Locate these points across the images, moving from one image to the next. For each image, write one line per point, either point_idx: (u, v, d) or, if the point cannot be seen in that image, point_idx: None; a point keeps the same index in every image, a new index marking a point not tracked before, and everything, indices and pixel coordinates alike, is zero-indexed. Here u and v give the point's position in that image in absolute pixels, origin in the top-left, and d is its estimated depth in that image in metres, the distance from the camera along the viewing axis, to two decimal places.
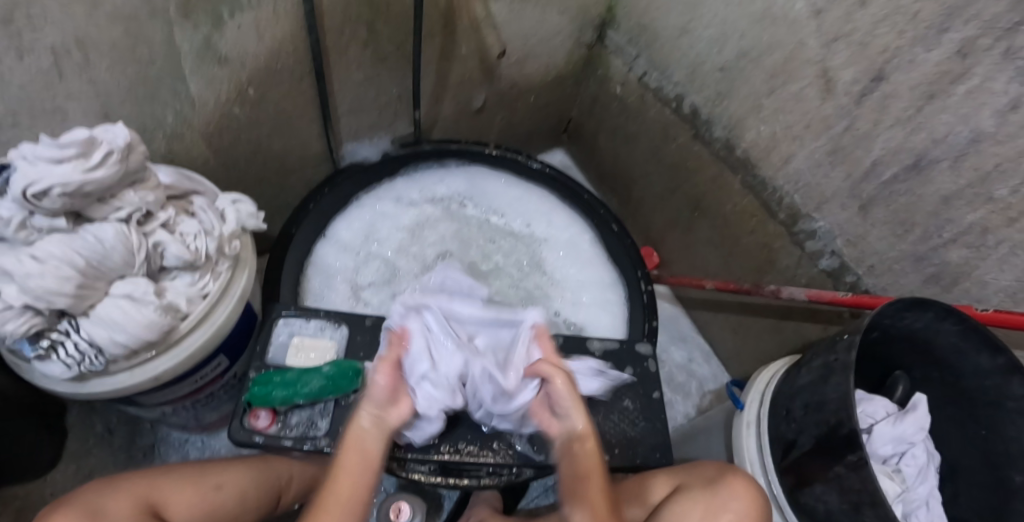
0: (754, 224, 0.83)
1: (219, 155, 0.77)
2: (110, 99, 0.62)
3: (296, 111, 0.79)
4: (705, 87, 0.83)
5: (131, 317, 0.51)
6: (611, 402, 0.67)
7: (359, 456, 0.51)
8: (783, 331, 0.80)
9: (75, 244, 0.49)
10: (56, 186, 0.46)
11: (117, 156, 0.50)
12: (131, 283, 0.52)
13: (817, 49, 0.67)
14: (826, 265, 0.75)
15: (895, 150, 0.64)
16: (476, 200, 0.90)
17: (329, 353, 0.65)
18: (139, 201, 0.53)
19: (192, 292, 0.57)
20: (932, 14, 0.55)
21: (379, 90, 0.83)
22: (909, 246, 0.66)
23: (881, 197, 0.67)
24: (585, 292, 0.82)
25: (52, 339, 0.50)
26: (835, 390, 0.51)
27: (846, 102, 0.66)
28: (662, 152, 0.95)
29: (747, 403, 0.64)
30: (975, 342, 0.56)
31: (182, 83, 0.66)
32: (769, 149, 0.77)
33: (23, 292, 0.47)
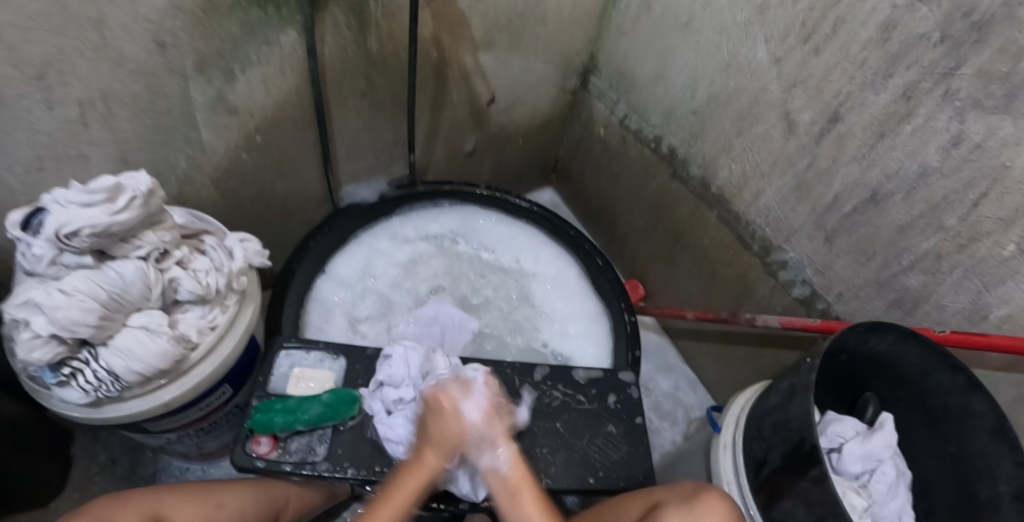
0: (731, 256, 0.87)
1: (226, 198, 0.82)
2: (128, 146, 0.68)
3: (299, 156, 0.85)
4: (680, 129, 0.89)
5: (147, 347, 0.55)
6: (595, 428, 0.70)
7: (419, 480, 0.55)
8: (762, 358, 0.84)
9: (99, 279, 0.53)
10: (85, 228, 0.51)
11: (140, 200, 0.54)
12: (148, 315, 0.57)
13: (778, 94, 0.73)
14: (799, 293, 0.79)
15: (852, 184, 0.69)
16: (467, 237, 0.95)
17: (325, 383, 0.68)
18: (157, 241, 0.58)
19: (202, 324, 0.61)
20: (878, 61, 0.61)
21: (376, 136, 0.90)
22: (872, 273, 0.70)
23: (843, 228, 0.72)
24: (571, 323, 0.86)
25: (72, 367, 0.54)
26: (800, 408, 0.54)
27: (806, 141, 0.72)
28: (644, 190, 1.00)
29: (724, 426, 0.67)
30: (936, 361, 0.60)
31: (195, 130, 0.72)
32: (740, 185, 0.83)
33: (51, 323, 0.51)
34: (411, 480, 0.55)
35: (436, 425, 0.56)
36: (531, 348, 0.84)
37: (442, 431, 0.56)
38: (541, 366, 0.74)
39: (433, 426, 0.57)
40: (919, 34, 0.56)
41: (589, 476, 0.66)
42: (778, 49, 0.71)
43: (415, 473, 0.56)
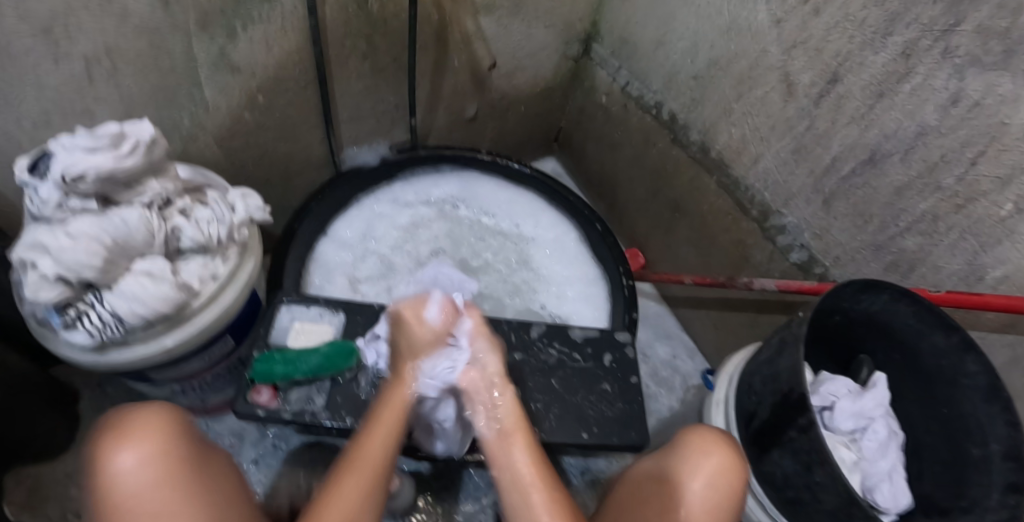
0: (731, 222, 0.86)
1: (229, 158, 0.83)
2: (133, 103, 0.70)
3: (300, 118, 0.86)
4: (680, 95, 0.89)
5: (149, 291, 0.56)
6: (590, 385, 0.72)
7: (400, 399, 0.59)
8: (759, 324, 0.84)
9: (103, 223, 0.55)
10: (90, 170, 0.53)
11: (143, 148, 0.57)
12: (150, 261, 0.58)
13: (778, 56, 0.73)
14: (797, 258, 0.78)
15: (851, 146, 0.69)
16: (468, 202, 0.95)
17: (325, 335, 0.71)
18: (161, 189, 0.60)
19: (203, 273, 0.63)
20: (877, 20, 0.61)
21: (377, 100, 0.90)
22: (869, 236, 0.70)
23: (841, 191, 0.71)
24: (570, 287, 0.87)
25: (78, 309, 0.56)
26: (788, 360, 0.55)
27: (805, 103, 0.72)
28: (643, 158, 0.99)
29: (719, 384, 0.68)
30: (930, 322, 0.60)
31: (199, 88, 0.73)
32: (739, 150, 0.82)
33: (57, 265, 0.53)
34: (398, 391, 0.59)
35: (409, 333, 0.63)
36: (529, 309, 0.85)
37: (417, 336, 0.63)
38: (538, 325, 0.76)
39: (408, 341, 0.63)
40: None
41: (583, 430, 0.68)
42: (779, 10, 0.71)
43: (399, 388, 0.60)
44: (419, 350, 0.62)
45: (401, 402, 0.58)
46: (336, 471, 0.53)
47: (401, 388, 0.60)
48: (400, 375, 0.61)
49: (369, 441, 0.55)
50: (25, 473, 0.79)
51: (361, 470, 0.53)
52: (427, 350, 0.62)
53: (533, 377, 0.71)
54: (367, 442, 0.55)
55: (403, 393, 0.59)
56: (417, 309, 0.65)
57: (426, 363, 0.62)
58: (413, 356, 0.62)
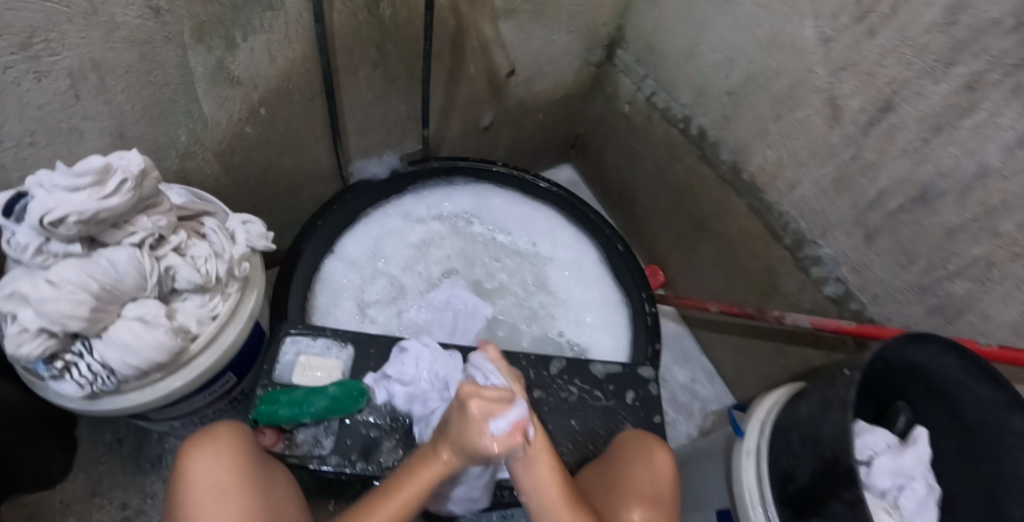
0: (760, 247, 0.83)
1: (230, 173, 0.78)
2: (124, 120, 0.64)
3: (307, 130, 0.80)
4: (711, 110, 0.84)
5: (142, 340, 0.52)
6: (611, 424, 0.69)
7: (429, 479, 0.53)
8: (786, 355, 0.81)
9: (90, 268, 0.50)
10: (71, 215, 0.47)
11: (131, 184, 0.51)
12: (143, 306, 0.54)
13: (824, 77, 0.67)
14: (831, 291, 0.75)
15: (900, 181, 0.64)
16: (482, 217, 0.90)
17: (334, 371, 0.66)
18: (152, 226, 0.54)
19: (201, 314, 0.58)
20: (940, 47, 0.55)
21: (388, 110, 0.84)
22: (913, 276, 0.66)
23: (886, 227, 0.67)
24: (589, 312, 0.83)
25: (66, 360, 0.52)
26: (834, 426, 0.52)
27: (852, 130, 0.66)
28: (667, 172, 0.95)
29: (748, 432, 0.65)
30: (977, 376, 0.57)
31: (196, 104, 0.67)
32: (774, 174, 0.77)
33: (39, 316, 0.49)
34: (419, 480, 0.53)
35: (465, 436, 0.52)
36: (547, 337, 0.81)
37: (470, 436, 0.52)
38: (557, 359, 0.72)
39: (455, 428, 0.53)
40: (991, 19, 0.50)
41: None
42: (828, 27, 0.64)
43: (429, 466, 0.53)
44: (467, 453, 0.53)
45: (419, 485, 0.52)
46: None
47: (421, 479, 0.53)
48: (433, 455, 0.54)
49: (373, 513, 0.51)
50: (23, 502, 0.76)
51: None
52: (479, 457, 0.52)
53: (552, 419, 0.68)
54: (367, 516, 0.51)
55: (429, 472, 0.53)
56: (486, 408, 0.53)
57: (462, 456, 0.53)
58: (445, 444, 0.53)
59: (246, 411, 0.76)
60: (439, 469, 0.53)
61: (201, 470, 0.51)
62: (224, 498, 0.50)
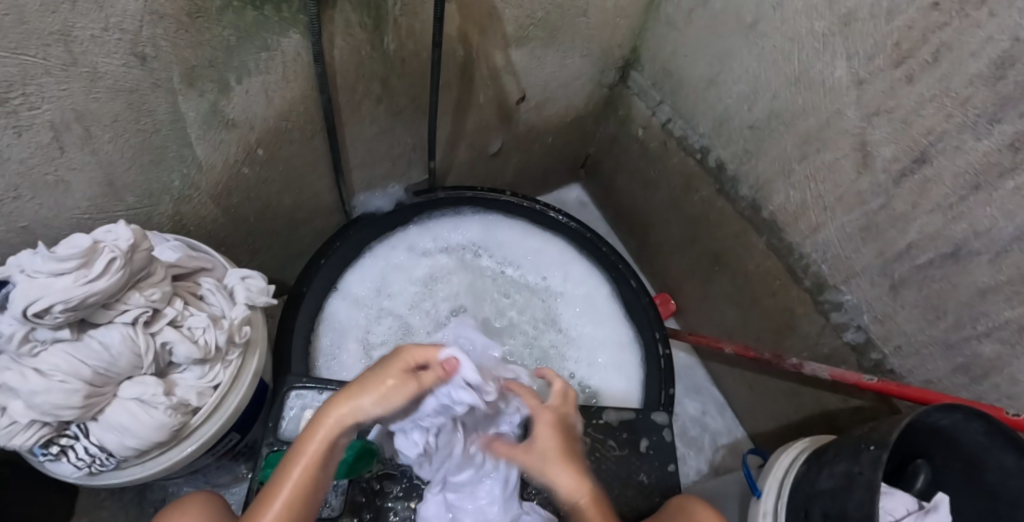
0: (778, 286, 0.81)
1: (227, 213, 0.74)
2: (113, 168, 0.60)
3: (308, 168, 0.76)
4: (732, 144, 0.80)
5: (141, 422, 0.50)
6: (627, 474, 0.64)
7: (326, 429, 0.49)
8: (801, 396, 0.80)
9: (80, 353, 0.47)
10: (57, 303, 0.44)
11: (120, 262, 0.46)
12: (139, 385, 0.50)
13: (856, 121, 0.62)
14: (851, 338, 0.73)
15: (931, 235, 0.61)
16: (491, 250, 0.86)
17: None
18: (145, 302, 0.50)
19: (202, 386, 0.54)
20: (984, 102, 0.50)
21: (393, 142, 0.80)
22: (939, 332, 0.64)
23: (914, 280, 0.64)
24: (601, 353, 0.80)
25: (61, 445, 0.49)
26: (859, 507, 0.50)
27: (883, 180, 0.62)
28: (683, 203, 0.92)
29: (765, 493, 0.63)
30: (1003, 444, 0.56)
31: (189, 148, 0.63)
32: (797, 215, 0.74)
33: (30, 408, 0.46)
34: (327, 428, 0.49)
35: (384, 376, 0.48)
36: None
37: (393, 369, 0.49)
38: (571, 404, 0.68)
39: (373, 388, 0.48)
40: None
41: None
42: (863, 69, 0.59)
43: (337, 411, 0.49)
44: (380, 397, 0.48)
45: (328, 433, 0.49)
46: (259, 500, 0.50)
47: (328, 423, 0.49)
48: (343, 399, 0.49)
49: (288, 478, 0.49)
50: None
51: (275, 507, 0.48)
52: (381, 391, 0.48)
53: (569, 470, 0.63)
54: (284, 482, 0.49)
55: (339, 421, 0.49)
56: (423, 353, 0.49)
57: (373, 409, 0.48)
58: (355, 400, 0.48)
59: (251, 459, 0.74)
60: (349, 415, 0.48)
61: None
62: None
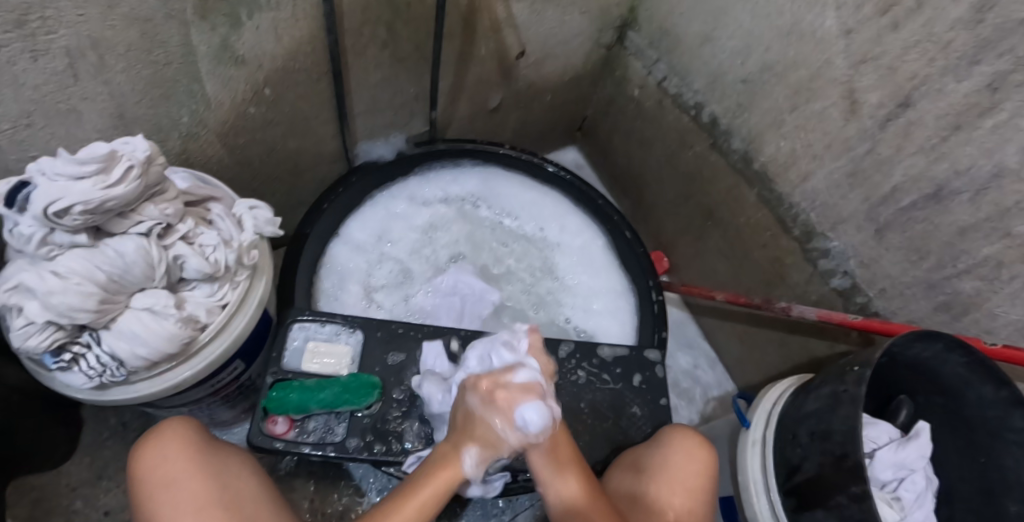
0: (768, 237, 0.84)
1: (233, 154, 0.76)
2: (123, 100, 0.60)
3: (313, 112, 0.78)
4: (725, 98, 0.83)
5: (151, 331, 0.51)
6: (619, 409, 0.66)
7: (439, 486, 0.45)
8: (789, 344, 0.83)
9: (96, 259, 0.49)
10: (77, 204, 0.45)
11: (137, 170, 0.48)
12: (151, 296, 0.52)
13: (844, 69, 0.64)
14: (838, 284, 0.76)
15: (915, 178, 0.62)
16: (489, 201, 0.90)
17: (344, 358, 0.65)
18: (160, 215, 0.52)
19: (211, 303, 0.56)
20: (965, 45, 0.52)
21: (396, 91, 0.82)
22: (922, 273, 0.66)
23: (897, 223, 0.67)
24: (596, 300, 0.83)
25: (73, 353, 0.50)
26: (842, 421, 0.52)
27: (869, 125, 0.64)
28: (677, 158, 0.95)
29: (754, 422, 0.66)
30: (981, 374, 0.57)
31: (198, 84, 0.64)
32: (787, 165, 0.77)
33: (46, 309, 0.47)
34: (435, 482, 0.45)
35: (491, 425, 0.43)
36: (554, 323, 0.82)
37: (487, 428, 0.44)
38: (565, 341, 0.69)
39: (468, 440, 0.45)
40: (1020, 19, 0.47)
41: (607, 449, 0.64)
42: (850, 19, 0.61)
43: (442, 470, 0.46)
44: (492, 446, 0.44)
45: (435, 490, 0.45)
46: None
47: (431, 481, 0.46)
48: (452, 455, 0.46)
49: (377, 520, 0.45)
50: (28, 486, 0.75)
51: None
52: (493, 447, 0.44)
53: (554, 401, 0.65)
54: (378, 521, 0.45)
55: (444, 480, 0.45)
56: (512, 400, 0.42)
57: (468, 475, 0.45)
58: (453, 469, 0.45)
59: (254, 395, 0.76)
60: (455, 475, 0.45)
61: (158, 471, 0.51)
62: (188, 482, 0.51)
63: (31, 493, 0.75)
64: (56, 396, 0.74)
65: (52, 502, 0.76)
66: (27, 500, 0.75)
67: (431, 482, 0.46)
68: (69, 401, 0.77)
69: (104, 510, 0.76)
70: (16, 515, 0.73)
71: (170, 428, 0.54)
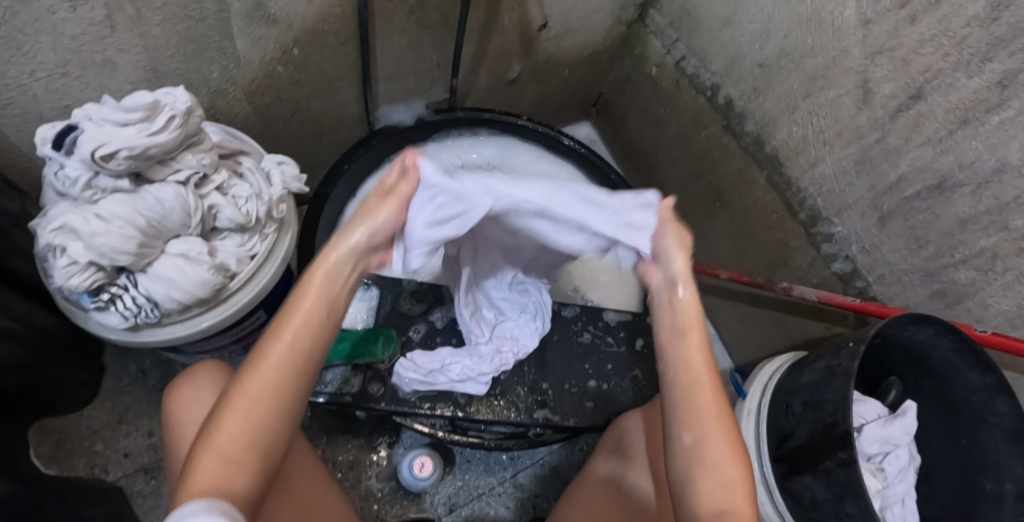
0: (775, 220, 0.87)
1: (259, 113, 0.77)
2: (158, 54, 0.61)
3: (338, 75, 0.79)
4: (741, 81, 0.84)
5: (186, 275, 0.53)
6: (621, 372, 0.72)
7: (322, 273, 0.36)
8: (788, 324, 0.87)
9: (137, 205, 0.50)
10: (123, 149, 0.47)
11: (179, 120, 0.50)
12: (186, 243, 0.53)
13: (859, 59, 0.66)
14: (839, 268, 0.79)
15: (920, 168, 0.64)
16: (504, 170, 0.94)
17: (359, 313, 0.71)
18: (197, 164, 0.54)
19: (241, 253, 0.58)
20: (979, 42, 0.53)
21: (419, 57, 0.83)
22: (920, 261, 0.69)
23: (900, 212, 0.69)
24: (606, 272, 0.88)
25: (111, 293, 0.51)
26: (834, 391, 0.55)
27: (880, 115, 0.66)
28: (690, 139, 0.98)
29: (750, 392, 0.68)
30: (969, 360, 0.60)
31: (230, 41, 0.65)
32: (798, 150, 0.79)
33: (89, 250, 0.48)
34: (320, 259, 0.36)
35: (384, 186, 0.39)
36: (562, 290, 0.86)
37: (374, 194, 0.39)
38: (571, 306, 0.75)
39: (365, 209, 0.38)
40: None
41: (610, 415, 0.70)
42: (870, 9, 0.62)
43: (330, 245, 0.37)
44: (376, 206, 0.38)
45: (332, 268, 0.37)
46: (241, 367, 0.36)
47: (337, 240, 0.37)
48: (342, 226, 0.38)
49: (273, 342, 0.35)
50: (50, 427, 0.75)
51: (255, 398, 0.35)
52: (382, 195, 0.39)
53: (559, 364, 0.71)
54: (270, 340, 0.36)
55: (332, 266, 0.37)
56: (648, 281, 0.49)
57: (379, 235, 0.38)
58: (361, 224, 0.37)
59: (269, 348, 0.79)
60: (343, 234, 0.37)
61: (194, 412, 0.53)
62: None
63: (54, 434, 0.75)
64: (80, 340, 0.76)
65: (75, 442, 0.77)
66: (49, 441, 0.75)
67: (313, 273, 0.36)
68: (93, 346, 0.80)
69: (124, 453, 0.80)
70: (41, 455, 0.73)
71: (205, 373, 0.56)
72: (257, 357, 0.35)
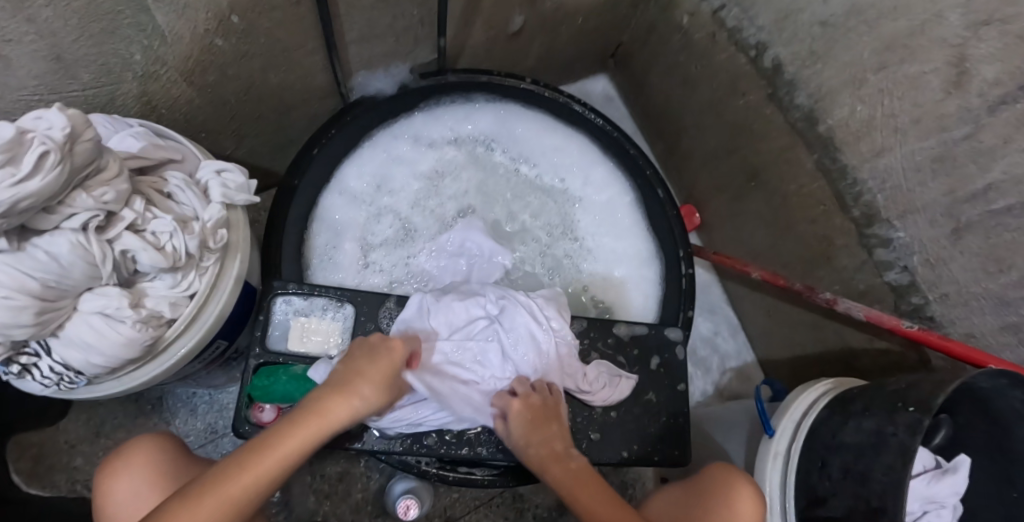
0: (818, 212, 0.73)
1: (205, 94, 0.64)
2: (59, 38, 0.48)
3: (296, 43, 0.65)
4: (794, 42, 0.68)
5: (105, 339, 0.44)
6: (635, 395, 0.63)
7: (316, 418, 0.44)
8: (823, 329, 0.77)
9: (23, 267, 0.40)
10: None
11: (54, 159, 0.38)
12: (101, 297, 0.44)
13: (957, 31, 0.50)
14: (893, 278, 0.66)
15: (1018, 178, 0.51)
16: (504, 144, 0.82)
17: (333, 335, 0.60)
18: (96, 204, 0.42)
19: (175, 295, 0.49)
20: None
21: (395, 14, 0.68)
22: (997, 286, 0.57)
23: (982, 225, 0.56)
24: (619, 267, 0.78)
25: (23, 364, 0.44)
26: (884, 471, 0.47)
27: (975, 104, 0.52)
28: (725, 106, 0.82)
29: (779, 431, 0.59)
30: None
31: (147, 13, 0.52)
32: (860, 134, 0.63)
33: None
34: (311, 421, 0.44)
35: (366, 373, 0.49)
36: (571, 291, 0.77)
37: (372, 365, 0.50)
38: (580, 317, 0.66)
39: (365, 380, 0.48)
40: None
41: (622, 450, 0.60)
42: None
43: (328, 405, 0.45)
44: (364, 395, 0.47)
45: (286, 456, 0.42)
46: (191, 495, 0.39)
47: (332, 402, 0.45)
48: (332, 396, 0.46)
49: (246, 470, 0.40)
50: (27, 442, 0.74)
51: None
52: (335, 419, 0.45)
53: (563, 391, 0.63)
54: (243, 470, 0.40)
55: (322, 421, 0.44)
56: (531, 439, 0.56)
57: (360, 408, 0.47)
58: (351, 396, 0.46)
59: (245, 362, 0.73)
60: (339, 404, 0.45)
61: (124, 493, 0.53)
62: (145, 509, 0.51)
63: (31, 449, 0.74)
64: None
65: (54, 456, 0.76)
66: (28, 456, 0.74)
67: (303, 427, 0.43)
68: None
69: None
70: (20, 471, 0.73)
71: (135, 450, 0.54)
72: (217, 485, 0.40)
